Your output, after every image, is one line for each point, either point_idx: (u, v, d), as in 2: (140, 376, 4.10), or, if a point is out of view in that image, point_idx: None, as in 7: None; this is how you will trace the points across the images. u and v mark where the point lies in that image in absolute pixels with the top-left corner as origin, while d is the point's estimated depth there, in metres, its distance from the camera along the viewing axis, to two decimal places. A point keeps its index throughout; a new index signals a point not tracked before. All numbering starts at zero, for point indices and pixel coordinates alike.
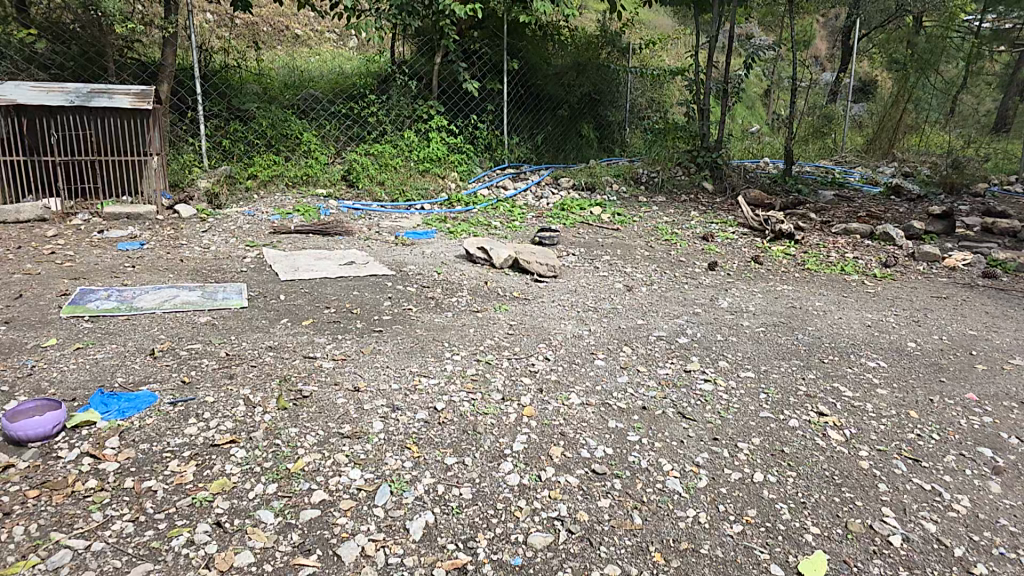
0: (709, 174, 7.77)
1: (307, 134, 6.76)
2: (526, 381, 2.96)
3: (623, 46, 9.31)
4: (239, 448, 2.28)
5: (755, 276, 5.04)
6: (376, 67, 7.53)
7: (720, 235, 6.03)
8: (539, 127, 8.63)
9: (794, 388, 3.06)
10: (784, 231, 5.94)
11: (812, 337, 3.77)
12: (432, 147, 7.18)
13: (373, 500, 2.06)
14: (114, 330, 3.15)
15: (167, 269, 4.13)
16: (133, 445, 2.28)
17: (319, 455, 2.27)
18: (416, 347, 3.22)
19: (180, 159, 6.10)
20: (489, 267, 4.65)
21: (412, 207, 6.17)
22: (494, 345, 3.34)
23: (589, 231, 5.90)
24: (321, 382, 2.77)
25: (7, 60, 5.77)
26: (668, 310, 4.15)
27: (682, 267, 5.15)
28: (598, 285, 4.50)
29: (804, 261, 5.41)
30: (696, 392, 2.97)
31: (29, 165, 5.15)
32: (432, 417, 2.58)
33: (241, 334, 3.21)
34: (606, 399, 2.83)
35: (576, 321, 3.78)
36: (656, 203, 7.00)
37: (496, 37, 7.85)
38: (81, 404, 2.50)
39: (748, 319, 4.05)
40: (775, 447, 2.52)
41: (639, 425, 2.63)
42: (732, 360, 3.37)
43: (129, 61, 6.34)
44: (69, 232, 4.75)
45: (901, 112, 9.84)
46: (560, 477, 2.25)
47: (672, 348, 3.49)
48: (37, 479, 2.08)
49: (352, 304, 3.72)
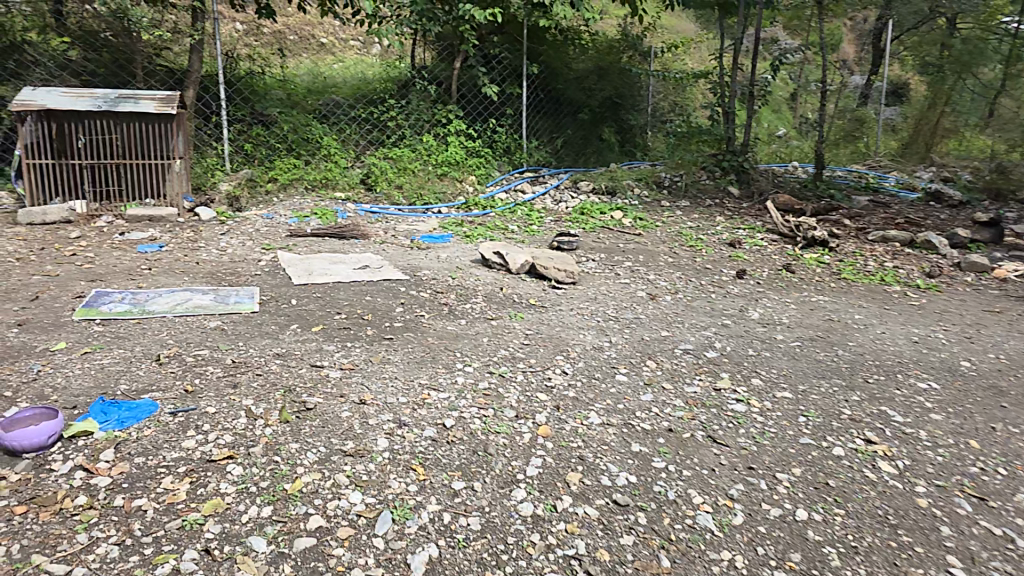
0: (736, 179, 7.50)
1: (327, 138, 6.65)
2: (542, 397, 2.79)
3: (645, 50, 9.17)
4: (236, 465, 2.13)
5: (787, 286, 4.80)
6: (397, 73, 7.46)
7: (749, 242, 5.80)
8: (559, 131, 8.48)
9: (837, 411, 2.93)
10: (818, 238, 5.69)
11: (852, 353, 3.59)
12: (451, 150, 7.03)
13: (373, 529, 1.93)
14: (125, 334, 3.01)
15: (183, 272, 4.03)
16: (128, 458, 2.11)
17: (319, 475, 2.13)
18: (428, 356, 3.08)
19: (203, 163, 6.04)
20: (505, 273, 4.49)
21: (429, 211, 6.05)
22: (508, 356, 3.17)
23: (610, 236, 5.72)
24: (327, 394, 2.63)
25: (41, 67, 5.67)
26: (694, 321, 3.94)
27: (709, 275, 4.93)
28: (620, 293, 4.31)
29: (840, 270, 5.16)
30: (728, 413, 2.84)
31: (57, 169, 5.10)
32: (441, 435, 2.43)
33: (249, 340, 3.07)
34: (628, 420, 2.68)
35: (596, 332, 3.60)
36: (681, 208, 6.77)
37: (516, 42, 7.74)
38: (80, 413, 2.34)
39: (782, 332, 3.84)
40: (820, 480, 2.40)
41: (666, 450, 2.49)
42: (766, 378, 3.21)
43: (159, 68, 6.19)
44: (92, 234, 4.70)
45: (938, 115, 9.84)
46: (578, 508, 2.12)
47: (700, 363, 3.31)
48: (26, 494, 1.91)
49: (364, 310, 3.59)
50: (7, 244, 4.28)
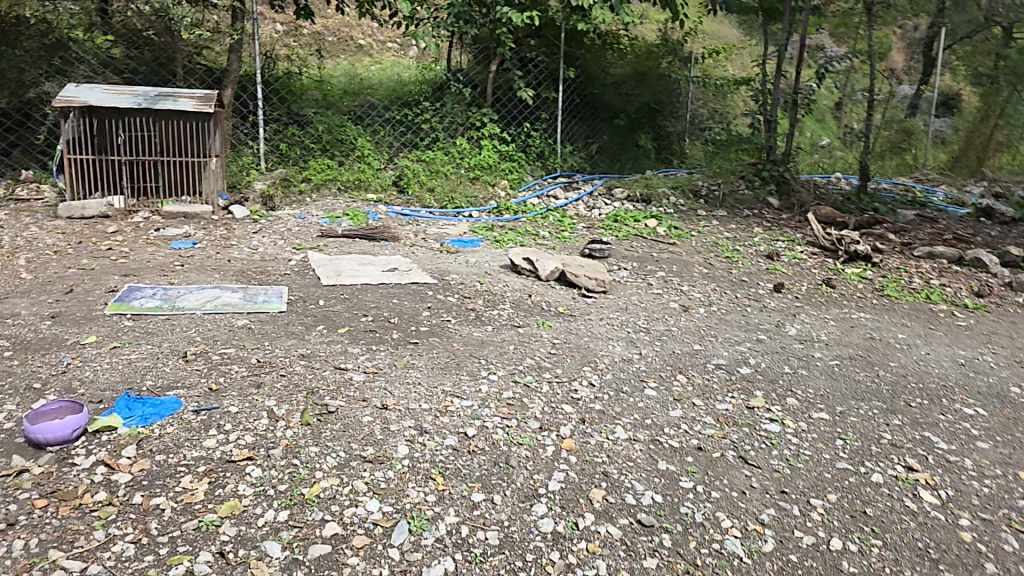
0: (775, 190, 7.31)
1: (361, 140, 6.69)
2: (567, 409, 2.72)
3: (684, 56, 9.02)
4: (255, 467, 2.11)
5: (827, 302, 4.64)
6: (432, 76, 7.48)
7: (787, 254, 5.64)
8: (594, 136, 8.39)
9: (876, 435, 2.79)
10: (860, 253, 5.50)
11: (893, 375, 3.43)
12: (484, 154, 7.00)
13: (389, 539, 1.89)
14: (153, 330, 3.03)
15: (214, 269, 4.06)
16: (150, 455, 2.11)
17: (337, 481, 2.10)
18: (452, 362, 3.04)
19: (240, 161, 6.12)
20: (534, 279, 4.42)
21: (460, 214, 6.03)
22: (534, 365, 3.11)
23: (643, 245, 5.62)
24: (349, 397, 2.60)
25: (84, 65, 5.83)
26: (728, 334, 3.83)
27: (743, 288, 4.80)
28: (651, 304, 4.21)
29: (882, 286, 4.97)
30: (760, 432, 2.73)
31: (98, 164, 5.23)
32: (462, 444, 2.38)
33: (276, 340, 3.07)
34: (656, 436, 2.59)
35: (626, 343, 3.51)
36: (717, 217, 6.62)
37: (553, 46, 7.68)
38: (105, 408, 2.35)
39: (820, 350, 3.70)
40: (856, 507, 2.28)
41: (694, 470, 2.40)
42: (801, 398, 3.09)
43: (198, 66, 6.28)
44: (129, 229, 4.78)
45: (991, 127, 9.51)
46: (601, 527, 2.04)
47: (733, 380, 3.20)
48: (48, 488, 1.92)
49: (390, 312, 3.57)
50: (48, 237, 4.39)
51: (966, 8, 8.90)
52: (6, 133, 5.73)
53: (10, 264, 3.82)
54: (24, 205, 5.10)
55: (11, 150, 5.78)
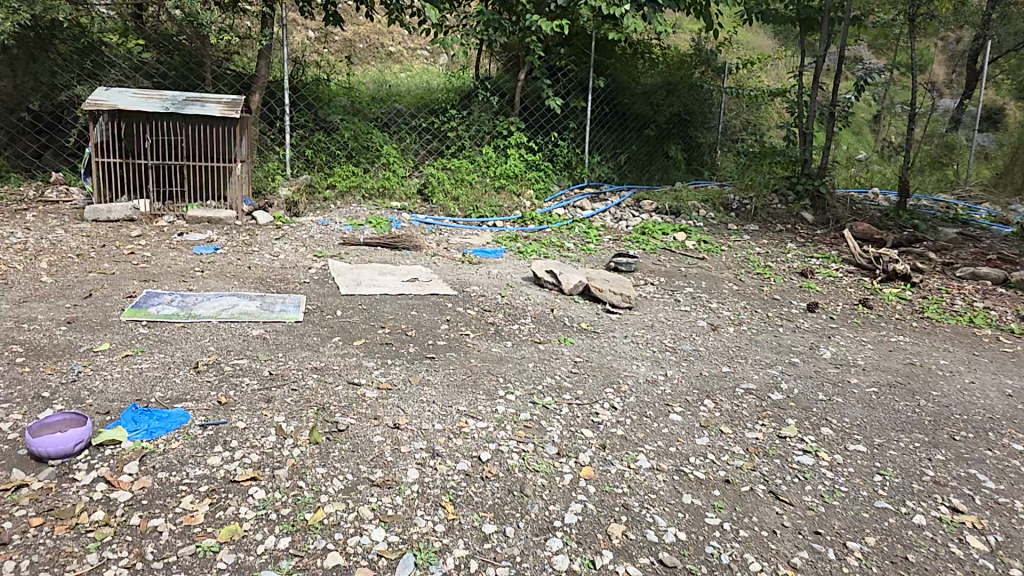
0: (810, 205, 7.09)
1: (387, 147, 6.64)
2: (587, 434, 2.59)
3: (718, 65, 8.84)
4: (259, 488, 2.03)
5: (863, 323, 4.43)
6: (460, 83, 7.41)
7: (822, 272, 5.43)
8: (623, 146, 8.24)
9: (918, 472, 2.61)
10: (899, 272, 5.26)
11: (936, 405, 3.23)
12: (510, 162, 6.89)
13: (393, 573, 1.78)
14: (168, 338, 2.99)
15: (233, 276, 4.03)
16: (151, 473, 2.04)
17: (342, 506, 2.00)
18: (469, 380, 2.93)
19: (265, 167, 6.12)
20: (557, 293, 4.30)
21: (484, 224, 5.94)
22: (554, 385, 2.98)
23: (671, 259, 5.46)
24: (361, 415, 2.51)
25: (115, 68, 5.87)
26: (758, 356, 3.66)
27: (776, 307, 4.61)
28: (678, 322, 4.06)
29: (922, 308, 4.74)
30: (793, 465, 2.57)
31: (124, 168, 5.27)
32: (475, 469, 2.27)
33: (289, 351, 3.00)
34: (680, 466, 2.45)
35: (650, 363, 3.36)
36: (749, 232, 6.44)
37: (583, 54, 7.55)
38: (112, 420, 2.29)
39: (856, 376, 3.51)
40: (898, 553, 2.11)
41: (721, 505, 2.25)
42: (837, 427, 2.92)
43: (227, 72, 6.28)
44: (152, 233, 4.79)
45: None
46: (619, 566, 1.91)
47: (764, 406, 3.03)
48: (45, 505, 1.86)
49: (408, 325, 3.49)
50: (71, 240, 4.41)
51: (1014, 20, 8.58)
52: (38, 136, 5.87)
53: (31, 267, 3.82)
54: (51, 207, 5.16)
55: (43, 152, 5.92)
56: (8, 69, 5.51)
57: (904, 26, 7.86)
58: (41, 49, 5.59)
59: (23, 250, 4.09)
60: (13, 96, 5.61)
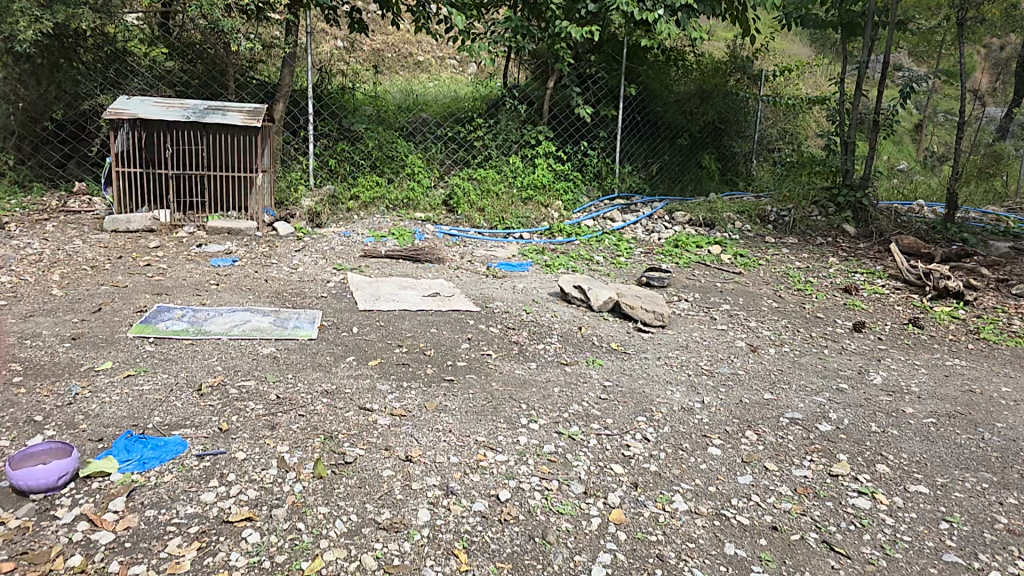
0: (852, 216, 6.70)
1: (411, 156, 6.49)
2: (617, 470, 2.36)
3: (754, 73, 8.56)
4: (254, 530, 1.84)
5: (915, 345, 4.09)
6: (488, 92, 7.25)
7: (866, 288, 5.11)
8: (655, 155, 7.96)
9: (988, 518, 2.30)
10: (950, 289, 4.90)
11: (1002, 438, 2.90)
12: (538, 172, 6.68)
13: None
14: (174, 356, 2.84)
15: (248, 289, 3.89)
16: (139, 510, 1.87)
17: (343, 554, 1.80)
18: (489, 407, 2.70)
19: (287, 176, 6.00)
20: (585, 309, 4.07)
21: (510, 235, 5.75)
22: (581, 413, 2.75)
23: (706, 274, 5.19)
24: (370, 445, 2.32)
25: (139, 77, 5.83)
26: (802, 382, 3.37)
27: (819, 326, 4.31)
28: (715, 342, 3.79)
29: (978, 329, 4.40)
30: (848, 509, 2.29)
31: (145, 178, 5.20)
32: (492, 510, 2.05)
33: (300, 372, 2.82)
34: (721, 510, 2.19)
35: (685, 389, 3.11)
36: (788, 245, 6.13)
37: (614, 61, 7.32)
38: (103, 449, 2.14)
39: (912, 405, 3.19)
40: None
41: (769, 557, 1.99)
42: (895, 464, 2.63)
43: (251, 80, 6.19)
44: (171, 245, 4.69)
45: None
46: None
47: (811, 439, 2.76)
48: (19, 547, 1.70)
49: (427, 344, 3.30)
50: (88, 251, 4.33)
51: None
52: (61, 145, 5.91)
53: (43, 279, 3.74)
54: (73, 217, 5.13)
55: (66, 162, 5.96)
56: (32, 79, 5.54)
57: (951, 30, 7.48)
58: (65, 58, 5.59)
59: (38, 262, 4.01)
60: (36, 105, 5.62)
